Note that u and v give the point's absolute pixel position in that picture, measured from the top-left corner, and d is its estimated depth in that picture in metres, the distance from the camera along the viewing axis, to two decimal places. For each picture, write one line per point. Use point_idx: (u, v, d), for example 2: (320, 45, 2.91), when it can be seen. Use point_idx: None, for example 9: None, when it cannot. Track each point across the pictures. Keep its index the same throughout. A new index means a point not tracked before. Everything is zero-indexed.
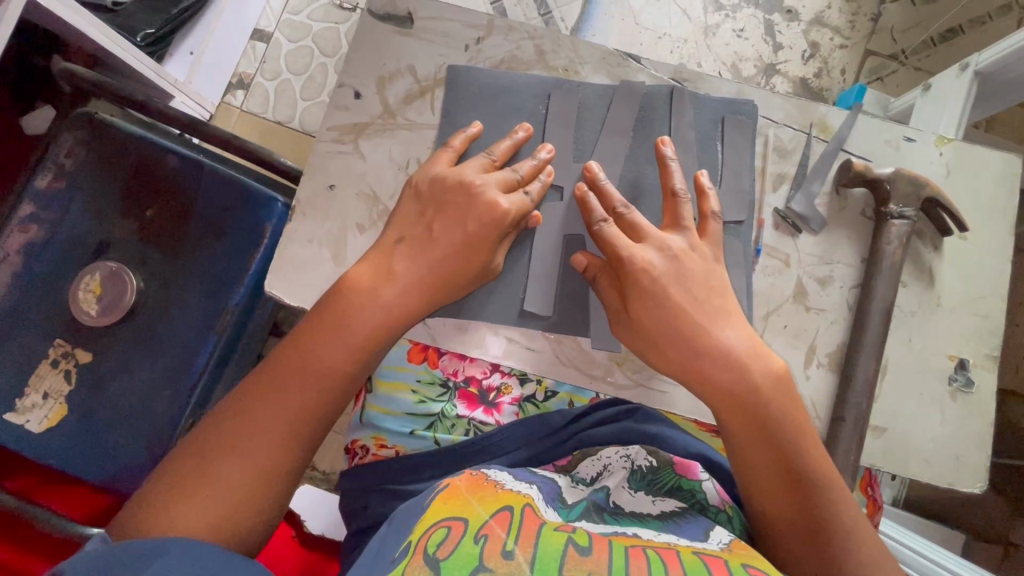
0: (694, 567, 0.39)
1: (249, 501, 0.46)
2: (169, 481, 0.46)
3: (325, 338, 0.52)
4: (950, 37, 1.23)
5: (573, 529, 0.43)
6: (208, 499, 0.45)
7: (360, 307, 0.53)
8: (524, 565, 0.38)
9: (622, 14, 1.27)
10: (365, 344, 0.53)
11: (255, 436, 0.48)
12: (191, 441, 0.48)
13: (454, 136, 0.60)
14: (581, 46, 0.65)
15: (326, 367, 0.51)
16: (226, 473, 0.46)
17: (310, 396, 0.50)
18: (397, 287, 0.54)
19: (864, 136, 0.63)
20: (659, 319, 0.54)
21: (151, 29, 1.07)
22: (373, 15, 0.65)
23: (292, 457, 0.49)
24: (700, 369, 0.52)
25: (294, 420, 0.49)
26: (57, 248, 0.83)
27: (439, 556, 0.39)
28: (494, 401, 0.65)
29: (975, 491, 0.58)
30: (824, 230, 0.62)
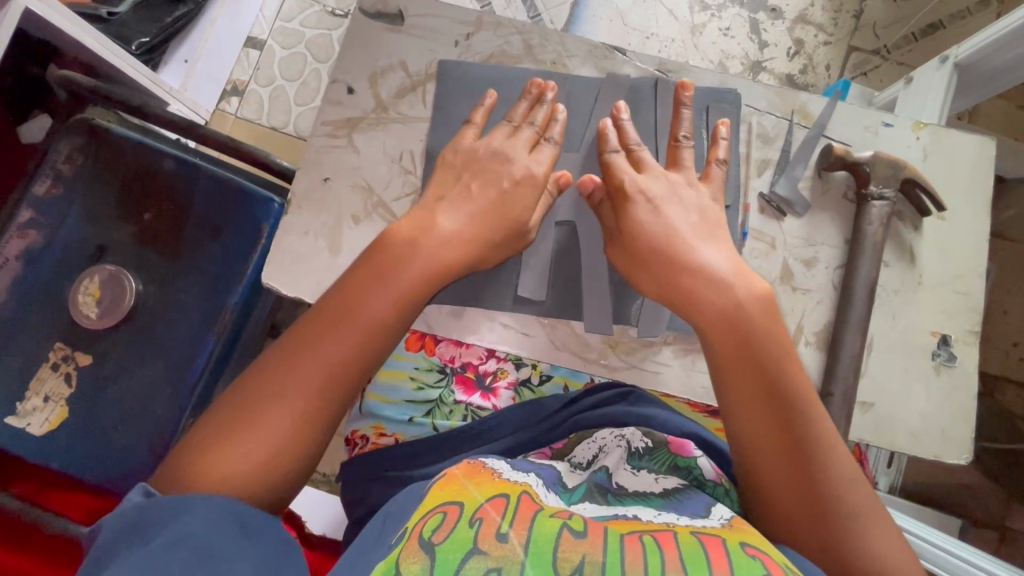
0: (689, 547, 0.40)
1: (286, 450, 0.47)
2: (213, 426, 0.47)
3: (366, 292, 0.52)
4: (931, 32, 1.26)
5: (568, 515, 0.44)
6: (247, 446, 0.46)
7: (403, 261, 0.53)
8: (517, 549, 0.39)
9: (610, 15, 1.30)
10: (394, 313, 0.52)
11: (282, 399, 0.48)
12: (236, 389, 0.49)
13: (475, 112, 0.62)
14: (568, 40, 0.67)
15: (367, 320, 0.51)
16: (270, 419, 0.47)
17: (343, 358, 0.50)
18: (424, 257, 0.54)
19: (844, 123, 0.65)
20: (650, 245, 0.56)
21: (145, 38, 1.10)
22: (365, 13, 0.67)
23: (327, 415, 0.49)
24: (679, 286, 0.54)
25: (335, 371, 0.49)
26: (56, 252, 0.84)
27: (434, 540, 0.40)
28: (491, 385, 0.67)
29: (960, 463, 0.60)
30: (808, 212, 0.63)
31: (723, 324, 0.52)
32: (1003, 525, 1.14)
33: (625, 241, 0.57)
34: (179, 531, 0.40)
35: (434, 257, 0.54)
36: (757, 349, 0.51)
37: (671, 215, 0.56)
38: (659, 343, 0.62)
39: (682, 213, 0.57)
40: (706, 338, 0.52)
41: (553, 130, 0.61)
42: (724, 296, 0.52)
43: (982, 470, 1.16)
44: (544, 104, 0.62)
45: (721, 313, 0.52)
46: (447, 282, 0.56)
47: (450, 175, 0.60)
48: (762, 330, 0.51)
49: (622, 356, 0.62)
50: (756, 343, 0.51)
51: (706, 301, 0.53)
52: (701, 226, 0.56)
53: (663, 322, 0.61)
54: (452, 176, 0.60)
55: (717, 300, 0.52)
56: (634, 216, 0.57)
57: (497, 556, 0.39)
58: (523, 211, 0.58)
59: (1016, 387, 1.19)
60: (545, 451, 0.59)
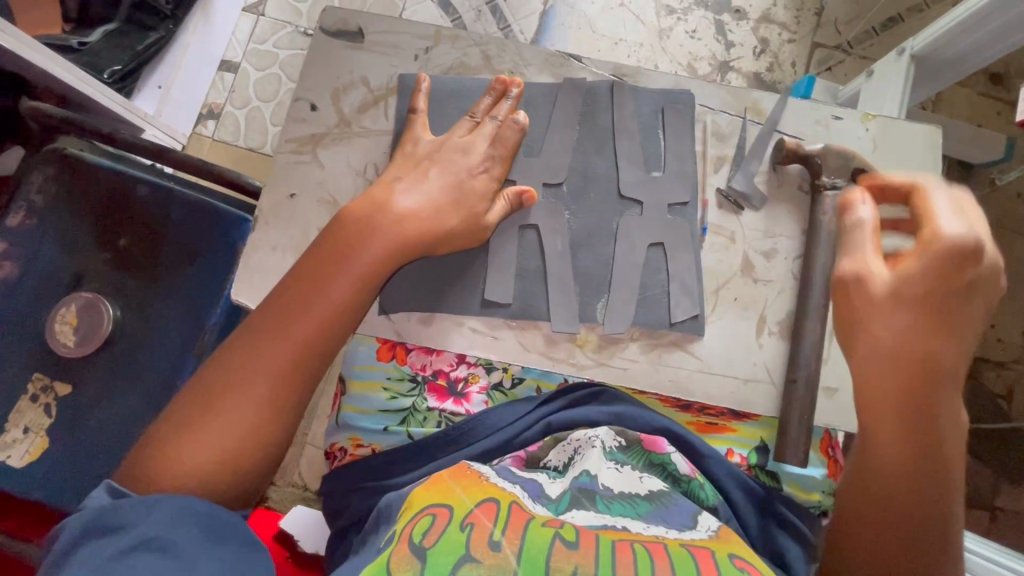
0: (680, 558, 0.43)
1: (257, 434, 0.49)
2: (176, 420, 0.48)
3: (327, 270, 0.54)
4: (890, 25, 1.29)
5: (560, 524, 0.46)
6: (215, 435, 0.48)
7: (362, 241, 0.55)
8: (511, 557, 0.42)
9: (578, 23, 1.32)
10: (349, 300, 0.53)
11: (243, 390, 0.49)
12: (197, 381, 0.50)
13: (414, 98, 0.64)
14: (525, 50, 0.69)
15: (331, 300, 0.53)
16: (235, 405, 0.48)
17: (307, 338, 0.51)
18: (379, 237, 0.55)
19: (796, 118, 0.67)
20: (908, 343, 0.47)
21: (118, 66, 1.12)
22: (325, 33, 0.68)
23: (294, 395, 0.51)
24: (873, 327, 0.49)
25: (301, 353, 0.51)
26: (30, 283, 0.84)
27: (426, 544, 0.43)
28: (463, 391, 0.66)
29: None
30: (765, 206, 0.66)
31: (905, 494, 0.47)
32: (993, 504, 1.15)
33: (867, 307, 0.50)
34: (140, 534, 0.42)
35: (383, 247, 0.55)
36: (930, 521, 0.47)
37: (949, 326, 0.47)
38: (626, 339, 0.63)
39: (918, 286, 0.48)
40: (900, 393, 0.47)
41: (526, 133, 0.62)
42: (914, 465, 0.47)
43: (971, 451, 1.17)
44: (508, 99, 0.64)
45: (921, 492, 0.47)
46: (406, 260, 0.57)
47: (411, 163, 0.60)
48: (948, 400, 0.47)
49: (590, 355, 0.63)
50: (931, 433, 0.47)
51: (902, 463, 0.48)
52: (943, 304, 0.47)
53: (627, 318, 0.62)
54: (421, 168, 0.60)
55: (907, 464, 0.47)
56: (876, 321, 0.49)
57: (490, 564, 0.42)
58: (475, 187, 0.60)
59: (996, 366, 1.21)
60: (519, 454, 0.60)
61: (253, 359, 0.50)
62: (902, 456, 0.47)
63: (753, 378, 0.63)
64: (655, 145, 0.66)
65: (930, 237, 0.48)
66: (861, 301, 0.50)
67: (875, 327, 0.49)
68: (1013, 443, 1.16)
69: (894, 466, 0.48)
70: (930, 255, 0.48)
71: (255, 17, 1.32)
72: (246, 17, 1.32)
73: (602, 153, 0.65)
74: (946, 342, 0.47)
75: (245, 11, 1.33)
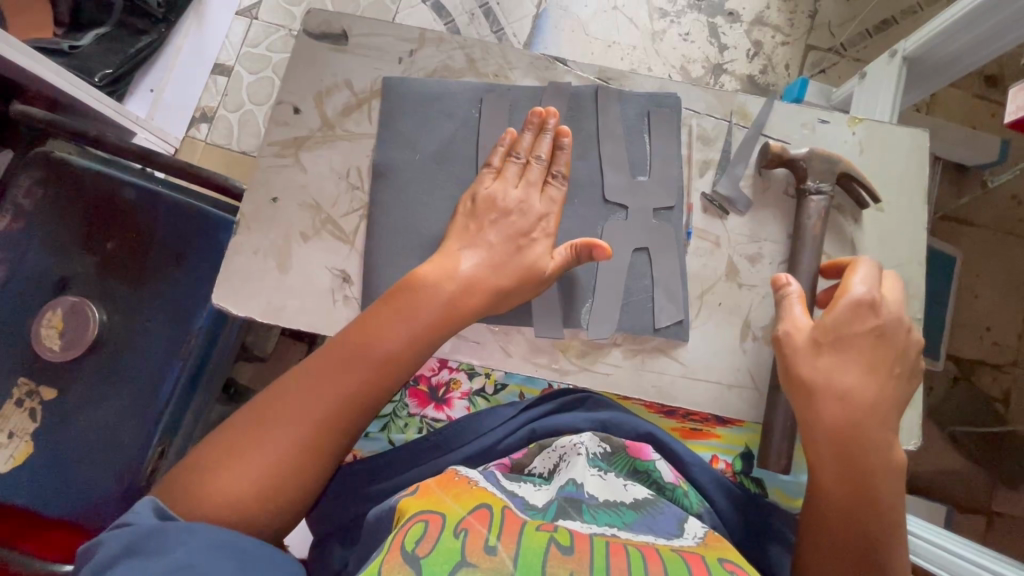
0: (673, 562, 0.43)
1: (290, 474, 0.50)
2: (221, 444, 0.50)
3: (385, 320, 0.55)
4: (884, 28, 1.29)
5: (553, 529, 0.45)
6: (251, 466, 0.49)
7: (421, 297, 0.55)
8: (506, 561, 0.41)
9: (571, 26, 1.32)
10: (400, 354, 0.54)
11: (286, 427, 0.50)
12: (247, 410, 0.52)
13: (492, 154, 0.62)
14: (510, 52, 0.68)
15: (384, 351, 0.53)
16: (276, 441, 0.50)
17: (355, 387, 0.53)
18: (438, 302, 0.55)
19: (783, 121, 0.67)
20: (829, 392, 0.52)
21: (109, 70, 1.13)
22: (309, 35, 0.68)
23: (333, 442, 0.52)
24: (810, 390, 0.53)
25: (349, 400, 0.52)
26: (17, 286, 0.84)
27: (419, 552, 0.42)
28: (444, 397, 0.67)
29: (911, 448, 0.62)
30: (751, 210, 0.65)
31: (849, 520, 0.51)
32: (990, 510, 1.15)
33: (795, 359, 0.54)
34: (178, 558, 0.42)
35: (441, 304, 0.55)
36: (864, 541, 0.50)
37: (866, 372, 0.52)
38: (609, 344, 0.63)
39: (843, 350, 0.53)
40: (831, 454, 0.52)
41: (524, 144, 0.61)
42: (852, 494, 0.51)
43: (967, 455, 1.17)
44: (547, 133, 0.62)
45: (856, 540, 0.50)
46: (463, 324, 0.57)
47: (471, 224, 0.59)
48: (871, 456, 0.51)
49: (573, 360, 0.62)
50: (859, 486, 0.51)
51: (837, 492, 0.51)
52: (861, 364, 0.52)
53: (612, 323, 0.61)
54: (467, 215, 0.60)
55: (845, 491, 0.51)
56: (811, 376, 0.53)
57: (486, 567, 0.41)
58: (535, 249, 0.59)
59: (992, 370, 1.20)
60: (503, 461, 0.58)
61: (301, 399, 0.52)
62: (841, 486, 0.51)
63: (738, 383, 0.62)
64: (640, 149, 0.65)
65: (843, 298, 0.54)
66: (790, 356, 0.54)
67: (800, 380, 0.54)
68: (1008, 448, 1.16)
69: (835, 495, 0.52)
70: (841, 314, 0.53)
71: (248, 20, 1.31)
72: (239, 20, 1.31)
73: (587, 156, 0.65)
74: (862, 385, 0.52)
75: (238, 14, 1.31)
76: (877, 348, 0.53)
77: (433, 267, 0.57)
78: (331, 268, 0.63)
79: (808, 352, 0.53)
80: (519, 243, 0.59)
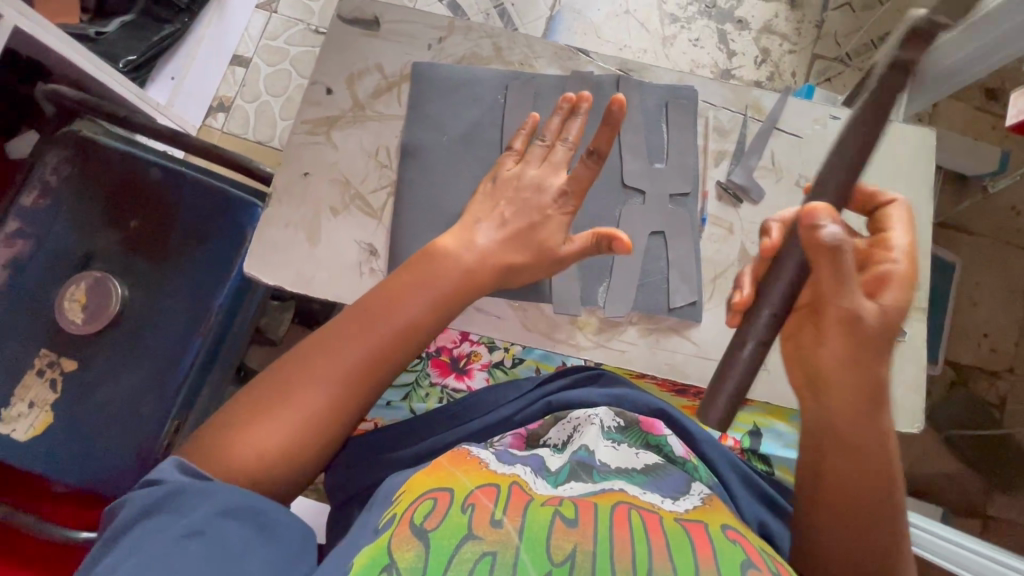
0: (676, 536, 0.45)
1: (314, 434, 0.52)
2: (248, 403, 0.52)
3: (406, 290, 0.56)
4: (889, 39, 1.33)
5: (559, 503, 0.48)
6: (277, 426, 0.51)
7: (443, 269, 0.57)
8: (512, 534, 0.44)
9: (585, 29, 1.36)
10: (421, 323, 0.56)
11: (311, 390, 0.52)
12: (272, 373, 0.54)
13: (515, 137, 0.64)
14: (535, 43, 0.71)
15: (405, 320, 0.55)
16: (302, 402, 0.52)
17: (376, 354, 0.54)
18: (457, 274, 0.58)
19: (795, 115, 0.70)
20: (863, 374, 0.49)
21: (133, 57, 1.15)
22: (342, 20, 0.71)
23: (355, 406, 0.54)
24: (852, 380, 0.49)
25: (370, 366, 0.54)
26: (41, 259, 0.86)
27: (427, 527, 0.45)
28: (465, 368, 0.71)
29: (913, 431, 0.64)
30: (763, 200, 0.68)
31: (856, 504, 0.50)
32: (984, 512, 1.17)
33: (844, 341, 0.48)
34: (191, 523, 0.44)
35: (459, 275, 0.57)
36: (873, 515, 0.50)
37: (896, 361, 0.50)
38: (625, 323, 0.65)
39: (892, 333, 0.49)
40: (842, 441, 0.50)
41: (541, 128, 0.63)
42: (883, 477, 0.50)
43: (961, 458, 1.19)
44: (578, 116, 0.64)
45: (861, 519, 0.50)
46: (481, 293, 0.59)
47: (493, 203, 0.62)
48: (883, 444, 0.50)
49: (591, 337, 0.64)
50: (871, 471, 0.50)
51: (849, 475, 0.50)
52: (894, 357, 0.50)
53: (627, 302, 0.64)
54: (490, 196, 0.62)
55: (875, 478, 0.50)
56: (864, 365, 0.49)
57: (491, 540, 0.43)
58: (548, 228, 0.61)
59: (988, 376, 1.23)
60: (519, 433, 0.60)
61: (325, 363, 0.53)
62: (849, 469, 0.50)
63: None
64: (658, 137, 0.68)
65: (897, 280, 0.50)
66: (836, 332, 0.49)
67: (836, 357, 0.49)
68: (1003, 452, 1.18)
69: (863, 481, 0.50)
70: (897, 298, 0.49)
71: (268, 14, 1.35)
72: (260, 13, 1.35)
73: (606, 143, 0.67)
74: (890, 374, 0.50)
75: (258, 8, 1.35)
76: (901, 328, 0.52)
77: (458, 240, 0.60)
78: (360, 242, 0.66)
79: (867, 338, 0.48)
80: (540, 224, 0.61)
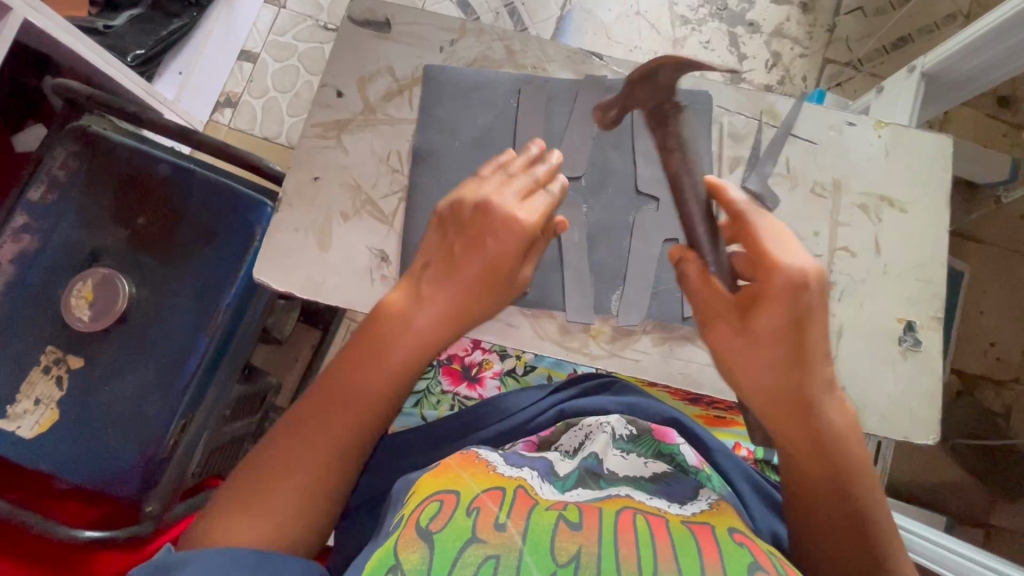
0: (682, 539, 0.44)
1: (292, 525, 0.48)
2: (223, 506, 0.49)
3: (363, 361, 0.54)
4: (900, 45, 1.32)
5: (563, 507, 0.48)
6: (254, 523, 0.47)
7: (396, 327, 0.54)
8: (516, 537, 0.43)
9: (595, 29, 1.35)
10: (384, 389, 0.53)
11: (283, 479, 0.49)
12: (246, 468, 0.51)
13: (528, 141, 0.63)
14: (548, 46, 0.71)
15: (365, 391, 0.53)
16: (276, 493, 0.48)
17: (343, 431, 0.52)
18: (414, 333, 0.54)
19: (811, 122, 0.69)
20: (749, 378, 0.50)
21: (141, 50, 1.15)
22: (353, 22, 0.70)
23: (333, 488, 0.51)
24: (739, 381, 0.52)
25: (340, 444, 0.51)
26: (48, 255, 0.86)
27: (432, 529, 0.44)
28: (477, 376, 0.71)
29: (928, 443, 0.63)
30: (779, 208, 0.67)
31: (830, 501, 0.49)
32: (987, 522, 1.16)
33: (721, 346, 0.52)
34: None
35: (415, 335, 0.54)
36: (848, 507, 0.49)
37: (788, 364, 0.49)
38: (638, 331, 0.64)
39: (770, 333, 0.49)
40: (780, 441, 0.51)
41: (548, 154, 0.60)
42: (834, 473, 0.49)
43: (965, 467, 1.19)
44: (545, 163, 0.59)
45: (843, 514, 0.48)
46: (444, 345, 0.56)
47: None
48: (835, 438, 0.50)
49: (603, 345, 0.64)
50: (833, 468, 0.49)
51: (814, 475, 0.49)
52: (779, 357, 0.49)
53: (640, 311, 0.63)
54: None
55: (824, 477, 0.49)
56: (743, 367, 0.51)
57: (495, 544, 0.43)
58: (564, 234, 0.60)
59: (994, 386, 1.22)
60: (531, 440, 0.61)
61: (293, 451, 0.50)
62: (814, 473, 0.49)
63: None
64: (673, 143, 0.67)
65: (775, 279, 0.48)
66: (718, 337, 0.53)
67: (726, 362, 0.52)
68: (1007, 462, 1.18)
69: (810, 480, 0.50)
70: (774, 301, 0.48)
71: (276, 10, 1.34)
72: (268, 9, 1.34)
73: (620, 148, 0.67)
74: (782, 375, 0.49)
75: (267, 3, 1.34)
76: (800, 326, 0.48)
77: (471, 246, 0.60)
78: (370, 247, 0.65)
79: (734, 339, 0.51)
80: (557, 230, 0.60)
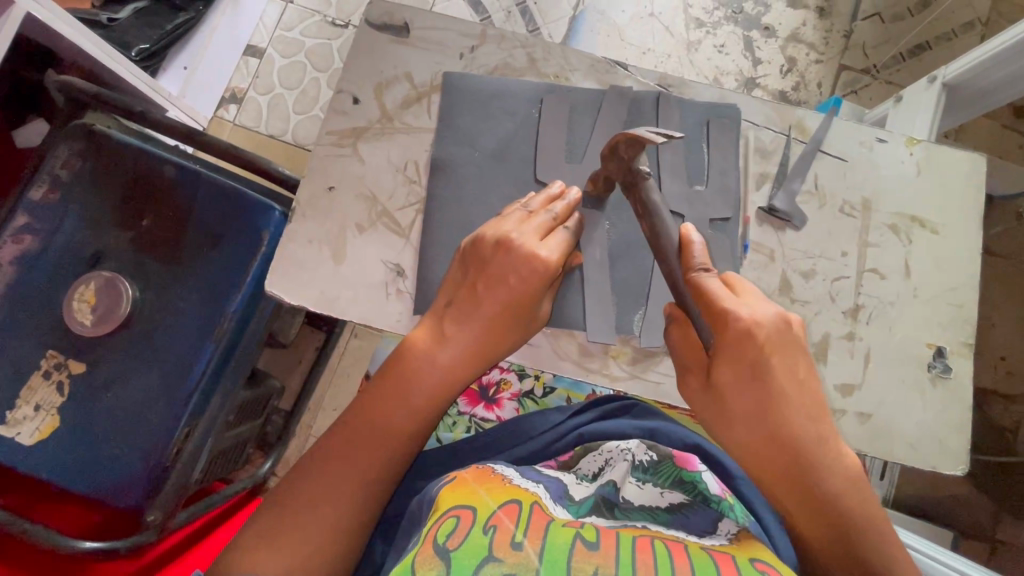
0: (702, 564, 0.42)
1: (315, 559, 0.48)
2: (251, 532, 0.48)
3: (387, 398, 0.53)
4: (918, 52, 1.30)
5: (580, 526, 0.46)
6: (280, 555, 0.47)
7: (417, 364, 0.53)
8: (533, 557, 0.41)
9: (608, 30, 1.32)
10: (410, 426, 0.52)
11: (308, 513, 0.48)
12: (275, 495, 0.50)
13: None
14: (571, 54, 0.68)
15: (389, 427, 0.52)
16: (302, 526, 0.48)
17: (368, 467, 0.51)
18: (437, 369, 0.53)
19: (840, 138, 0.67)
20: (728, 430, 0.51)
21: (145, 44, 1.13)
22: (369, 25, 0.67)
23: (357, 523, 0.50)
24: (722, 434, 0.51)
25: (362, 481, 0.51)
26: (50, 257, 0.83)
27: (450, 546, 0.42)
28: (494, 397, 0.72)
29: (957, 473, 0.62)
30: (807, 227, 0.65)
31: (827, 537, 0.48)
32: (994, 538, 1.14)
33: (702, 402, 0.52)
34: None
35: (437, 374, 0.53)
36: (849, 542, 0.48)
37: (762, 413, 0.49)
38: (661, 353, 0.62)
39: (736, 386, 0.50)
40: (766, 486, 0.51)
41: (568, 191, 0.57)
42: (826, 512, 0.48)
43: (974, 483, 1.17)
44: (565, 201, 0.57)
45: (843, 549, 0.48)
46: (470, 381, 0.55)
47: None
48: (826, 480, 0.49)
49: (624, 367, 0.62)
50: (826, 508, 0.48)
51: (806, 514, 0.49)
52: (750, 408, 0.49)
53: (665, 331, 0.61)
54: None
55: (819, 515, 0.48)
56: (722, 422, 0.51)
57: (512, 562, 0.40)
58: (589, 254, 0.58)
59: (1004, 402, 1.20)
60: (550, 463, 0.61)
61: (319, 484, 0.50)
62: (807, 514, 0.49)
63: None
64: (699, 158, 0.65)
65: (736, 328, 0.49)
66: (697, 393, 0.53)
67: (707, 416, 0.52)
68: (1016, 479, 1.16)
69: (804, 516, 0.49)
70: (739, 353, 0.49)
71: (283, 4, 1.31)
72: (274, 3, 1.31)
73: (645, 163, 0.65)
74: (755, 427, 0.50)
75: None
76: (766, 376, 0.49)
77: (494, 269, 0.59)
78: (386, 261, 0.63)
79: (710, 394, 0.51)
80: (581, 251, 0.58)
